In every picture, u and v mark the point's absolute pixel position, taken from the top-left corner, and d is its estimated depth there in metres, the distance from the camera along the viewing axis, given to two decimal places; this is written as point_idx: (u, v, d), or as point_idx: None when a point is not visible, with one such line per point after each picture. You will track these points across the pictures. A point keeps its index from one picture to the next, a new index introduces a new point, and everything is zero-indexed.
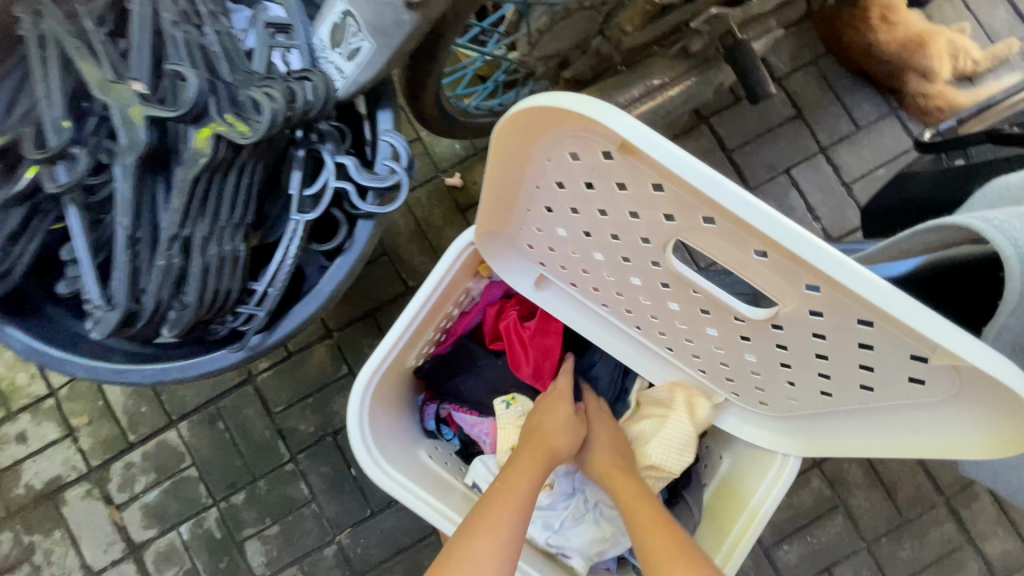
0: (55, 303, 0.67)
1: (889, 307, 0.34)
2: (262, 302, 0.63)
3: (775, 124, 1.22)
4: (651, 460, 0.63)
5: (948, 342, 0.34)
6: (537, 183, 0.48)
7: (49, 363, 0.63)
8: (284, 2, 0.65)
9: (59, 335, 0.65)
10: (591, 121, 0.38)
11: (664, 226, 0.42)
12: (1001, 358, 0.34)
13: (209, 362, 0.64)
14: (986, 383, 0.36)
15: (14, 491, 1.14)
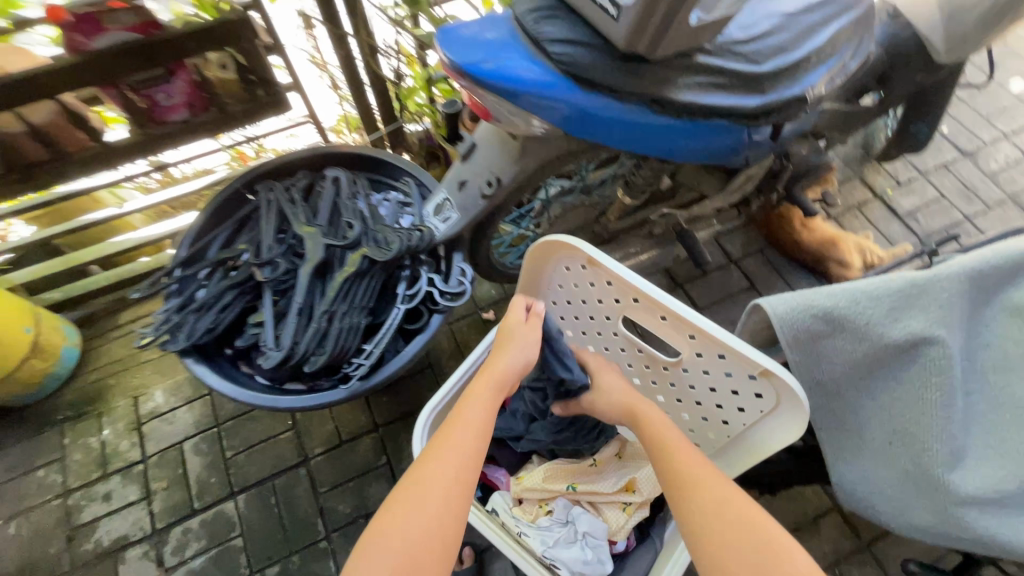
0: (224, 354, 1.02)
1: (725, 340, 0.64)
2: (368, 357, 0.97)
3: (734, 291, 1.61)
4: (626, 506, 0.83)
5: (759, 360, 0.63)
6: (548, 286, 0.84)
7: (215, 387, 0.94)
8: (408, 190, 1.11)
9: (226, 372, 0.98)
10: (572, 247, 0.74)
11: (616, 305, 0.76)
12: (787, 370, 0.62)
13: (319, 398, 0.93)
14: (788, 391, 0.64)
15: (84, 546, 1.32)
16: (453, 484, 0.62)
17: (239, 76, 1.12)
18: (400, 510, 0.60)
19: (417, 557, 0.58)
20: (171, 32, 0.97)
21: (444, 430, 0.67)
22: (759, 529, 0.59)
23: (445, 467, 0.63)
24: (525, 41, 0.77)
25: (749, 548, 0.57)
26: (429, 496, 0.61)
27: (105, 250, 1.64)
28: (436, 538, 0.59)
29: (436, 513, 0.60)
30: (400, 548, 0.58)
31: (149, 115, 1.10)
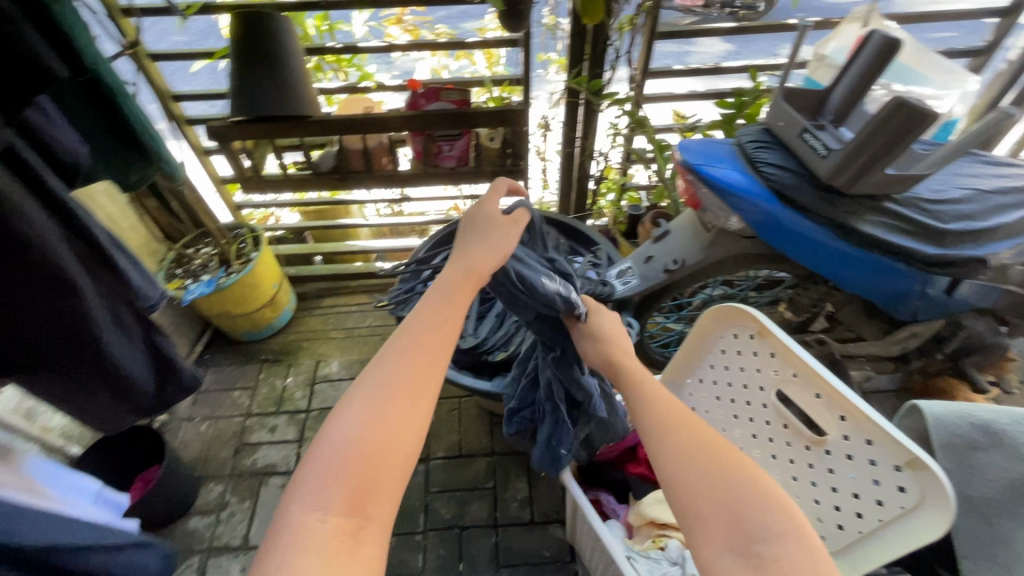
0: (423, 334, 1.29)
1: (879, 421, 0.72)
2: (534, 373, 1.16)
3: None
4: None
5: (911, 448, 0.68)
6: (711, 349, 0.99)
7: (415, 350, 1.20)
8: (599, 254, 1.35)
9: None
10: (748, 315, 0.89)
11: (773, 377, 0.88)
12: (940, 465, 0.66)
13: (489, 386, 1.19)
14: (935, 488, 0.67)
15: (245, 460, 1.61)
16: (411, 388, 0.60)
17: (500, 147, 1.52)
18: (359, 416, 0.57)
19: (380, 460, 0.55)
20: (475, 109, 1.38)
21: (403, 334, 0.65)
22: (720, 462, 0.60)
23: (408, 373, 0.61)
24: (744, 164, 1.01)
25: (706, 476, 0.59)
26: (392, 402, 0.58)
27: (338, 247, 2.08)
28: (394, 443, 0.56)
29: (398, 419, 0.57)
30: (359, 457, 0.54)
31: (432, 159, 1.51)
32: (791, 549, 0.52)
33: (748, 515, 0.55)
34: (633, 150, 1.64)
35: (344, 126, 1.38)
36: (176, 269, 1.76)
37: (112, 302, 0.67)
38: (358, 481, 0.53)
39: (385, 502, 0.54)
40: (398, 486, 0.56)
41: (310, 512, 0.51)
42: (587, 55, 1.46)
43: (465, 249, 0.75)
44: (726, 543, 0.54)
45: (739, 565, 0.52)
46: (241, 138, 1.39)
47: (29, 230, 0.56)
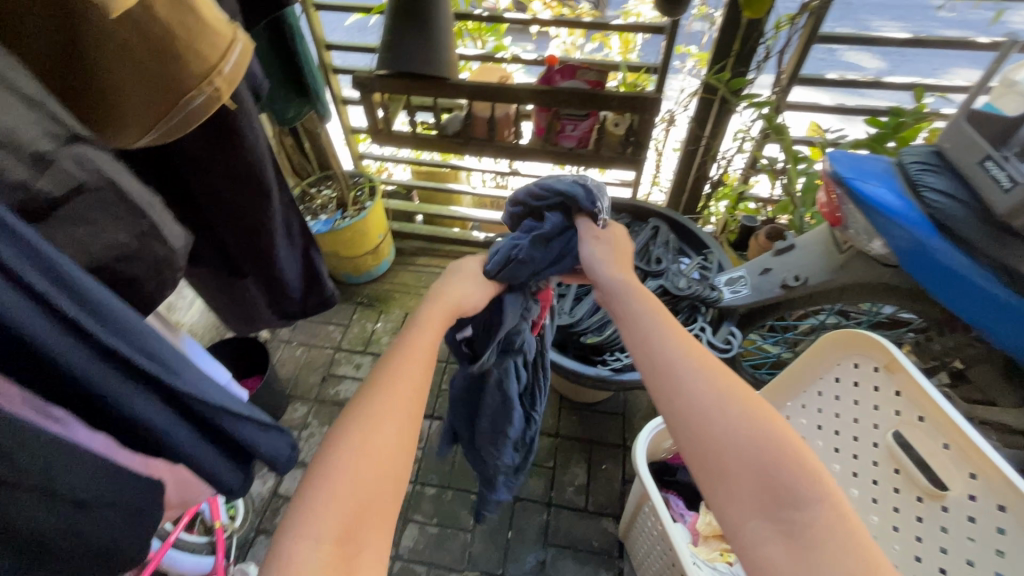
0: None
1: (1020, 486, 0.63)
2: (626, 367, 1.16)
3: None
4: None
5: None
6: (824, 376, 0.93)
7: None
8: (708, 257, 1.30)
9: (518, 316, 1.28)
10: (874, 347, 0.82)
11: (893, 417, 0.81)
12: None
13: (576, 367, 1.21)
14: None
15: (330, 389, 1.74)
16: (394, 415, 0.56)
17: (623, 134, 1.50)
18: (344, 442, 0.53)
19: (369, 488, 0.52)
20: (608, 92, 1.36)
21: (387, 360, 0.62)
22: (736, 426, 0.55)
23: (390, 394, 0.58)
24: (903, 187, 0.93)
25: (745, 443, 0.54)
26: (378, 428, 0.55)
27: (442, 211, 2.16)
28: (382, 467, 0.53)
29: (384, 443, 0.54)
30: (349, 486, 0.51)
31: (554, 136, 1.52)
32: (825, 516, 0.49)
33: (778, 480, 0.51)
34: (760, 158, 1.55)
35: (478, 92, 1.41)
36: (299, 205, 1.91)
37: (287, 209, 0.65)
38: (352, 510, 0.50)
39: (377, 531, 0.51)
40: (389, 517, 0.53)
41: (299, 543, 0.47)
42: (734, 51, 1.39)
43: (438, 294, 0.74)
44: (758, 508, 0.51)
45: (771, 529, 0.50)
46: (382, 91, 1.47)
47: (252, 138, 0.52)
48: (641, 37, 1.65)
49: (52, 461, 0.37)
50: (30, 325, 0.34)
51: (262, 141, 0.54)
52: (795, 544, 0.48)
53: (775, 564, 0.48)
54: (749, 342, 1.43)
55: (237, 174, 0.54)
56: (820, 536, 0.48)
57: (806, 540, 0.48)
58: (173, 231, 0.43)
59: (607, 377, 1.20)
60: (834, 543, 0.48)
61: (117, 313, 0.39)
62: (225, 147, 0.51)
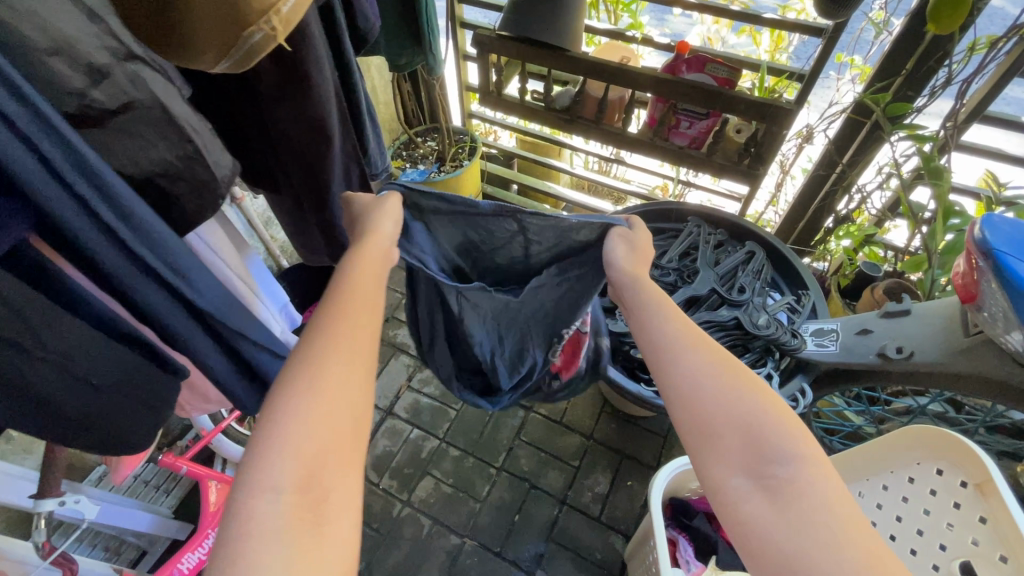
0: None
1: None
2: None
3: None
4: None
5: None
6: (895, 471, 0.77)
7: None
8: (802, 299, 1.15)
9: None
10: (972, 460, 0.67)
11: (968, 545, 0.66)
12: None
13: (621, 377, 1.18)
14: None
15: (389, 330, 1.82)
16: (336, 359, 0.55)
17: (744, 142, 1.34)
18: (292, 400, 0.51)
19: (323, 438, 0.50)
20: (737, 92, 1.22)
21: (330, 305, 0.59)
22: (727, 395, 0.64)
23: (334, 342, 0.56)
24: None
25: (735, 416, 0.63)
26: (323, 374, 0.53)
27: (537, 184, 2.12)
28: (332, 411, 0.51)
29: (331, 390, 0.53)
30: (303, 435, 0.50)
31: (665, 130, 1.40)
32: (805, 473, 0.59)
33: (766, 442, 0.61)
34: (904, 200, 1.33)
35: (595, 69, 1.33)
36: (403, 150, 1.97)
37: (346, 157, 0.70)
38: (308, 458, 0.49)
39: (342, 473, 0.50)
40: (357, 457, 0.52)
41: (258, 498, 0.46)
42: (905, 71, 1.18)
43: (366, 230, 0.68)
44: (742, 470, 0.60)
45: (756, 487, 0.59)
46: (501, 53, 1.44)
47: (318, 81, 0.55)
48: (797, 37, 1.45)
49: (75, 349, 0.41)
50: (73, 222, 0.37)
51: (329, 84, 0.56)
52: (777, 497, 0.57)
53: (762, 518, 0.58)
54: (825, 403, 1.27)
55: (303, 111, 0.56)
56: (800, 495, 0.57)
57: (784, 496, 0.57)
58: (219, 161, 0.45)
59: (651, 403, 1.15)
60: (813, 506, 0.56)
61: (153, 228, 0.42)
62: (291, 85, 0.54)
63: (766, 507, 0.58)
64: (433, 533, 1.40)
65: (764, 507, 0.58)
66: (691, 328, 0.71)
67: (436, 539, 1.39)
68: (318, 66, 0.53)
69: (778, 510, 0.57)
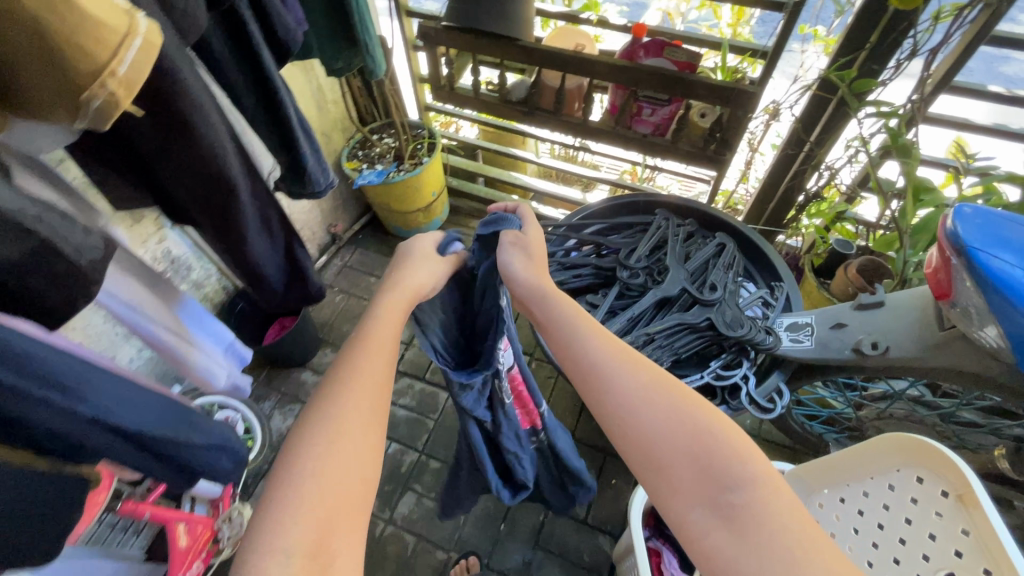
0: None
1: None
2: None
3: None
4: None
5: None
6: (876, 477, 0.75)
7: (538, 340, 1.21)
8: (776, 292, 1.11)
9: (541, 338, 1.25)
10: (955, 471, 0.65)
11: (951, 556, 0.65)
12: None
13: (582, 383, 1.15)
14: None
15: None
16: (353, 418, 0.60)
17: (708, 128, 1.29)
18: (309, 457, 0.56)
19: (332, 497, 0.54)
20: (698, 77, 1.16)
21: (342, 366, 0.65)
22: (674, 420, 0.64)
23: (347, 400, 0.61)
24: None
25: (686, 439, 0.63)
26: (338, 439, 0.58)
27: (503, 176, 2.05)
28: (345, 471, 0.56)
29: (344, 449, 0.57)
30: (315, 496, 0.53)
31: (627, 118, 1.34)
32: (758, 499, 0.57)
33: (716, 468, 0.60)
34: (874, 177, 1.29)
35: (550, 59, 1.25)
36: (358, 150, 1.87)
37: (262, 200, 0.66)
38: (321, 517, 0.52)
39: (348, 533, 0.53)
40: (361, 520, 0.55)
41: (271, 558, 0.48)
42: (869, 45, 1.13)
43: (393, 283, 0.79)
44: (699, 498, 0.59)
45: (713, 517, 0.57)
46: (449, 46, 1.35)
47: (203, 133, 0.51)
48: (759, 11, 1.38)
49: None
50: None
51: (217, 133, 0.53)
52: (730, 521, 0.56)
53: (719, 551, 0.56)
54: (804, 392, 1.25)
55: (195, 161, 0.54)
56: (757, 516, 0.56)
57: (743, 524, 0.56)
58: None
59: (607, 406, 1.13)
60: (771, 524, 0.55)
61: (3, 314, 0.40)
62: (174, 139, 0.51)
63: (728, 537, 0.56)
64: (418, 550, 1.37)
65: (724, 535, 0.56)
66: (625, 349, 0.74)
67: (421, 556, 1.36)
68: (200, 114, 0.50)
69: (739, 538, 0.55)
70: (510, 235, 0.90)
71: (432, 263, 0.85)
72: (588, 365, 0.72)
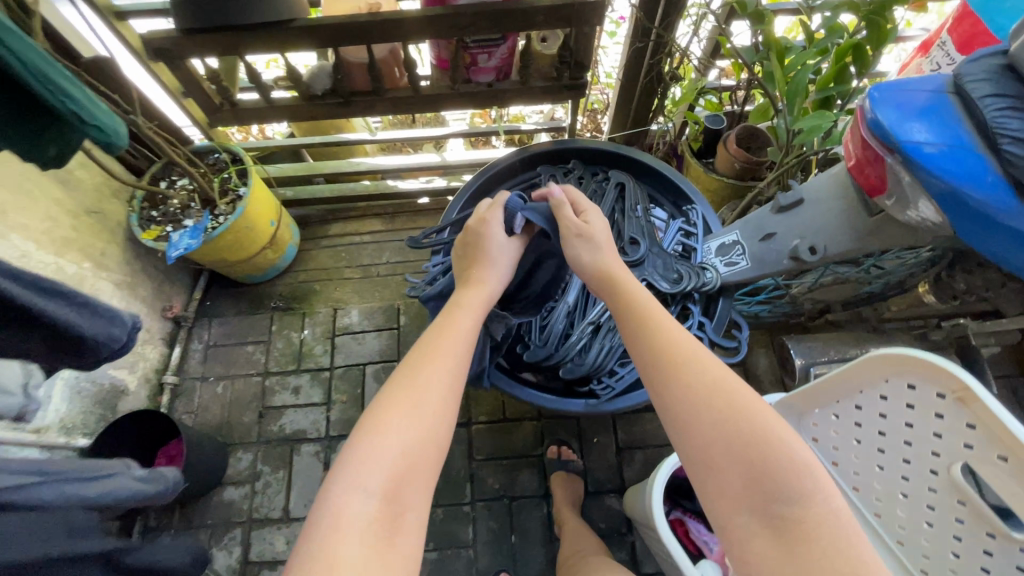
0: None
1: None
2: (622, 379, 0.93)
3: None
4: None
5: None
6: (864, 390, 0.75)
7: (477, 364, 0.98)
8: (691, 219, 1.05)
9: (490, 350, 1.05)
10: (948, 377, 0.63)
11: (962, 449, 0.65)
12: None
13: (532, 397, 0.93)
14: None
15: (271, 426, 1.48)
16: (438, 399, 0.68)
17: (556, 54, 1.10)
18: (392, 421, 0.64)
19: (411, 463, 0.63)
20: (527, 3, 0.94)
21: (427, 351, 0.73)
22: (740, 419, 0.60)
23: (426, 375, 0.70)
24: (965, 125, 0.64)
25: (739, 446, 0.59)
26: (419, 408, 0.66)
27: (341, 167, 1.71)
28: (425, 449, 0.64)
29: (427, 428, 0.65)
30: (394, 455, 0.62)
31: (464, 72, 1.10)
32: (816, 514, 0.55)
33: (770, 475, 0.57)
34: (727, 47, 1.21)
35: (343, 32, 0.96)
36: (151, 211, 1.43)
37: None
38: (399, 478, 0.61)
39: (418, 494, 0.62)
40: (430, 480, 0.64)
41: (354, 493, 0.59)
42: None
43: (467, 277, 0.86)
44: (746, 503, 0.57)
45: (759, 525, 0.56)
46: (194, 54, 0.98)
47: None
48: None
49: None
50: None
51: None
52: (769, 524, 0.55)
53: (763, 555, 0.54)
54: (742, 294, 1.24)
55: None
56: (802, 528, 0.54)
57: (794, 534, 0.54)
58: None
59: (553, 409, 0.91)
60: (817, 535, 0.53)
61: None
62: None
63: (775, 550, 0.54)
64: None
65: (772, 549, 0.54)
66: (693, 344, 0.69)
67: None
68: None
69: (786, 551, 0.54)
70: (575, 227, 0.87)
71: (502, 252, 0.88)
72: (653, 345, 0.70)
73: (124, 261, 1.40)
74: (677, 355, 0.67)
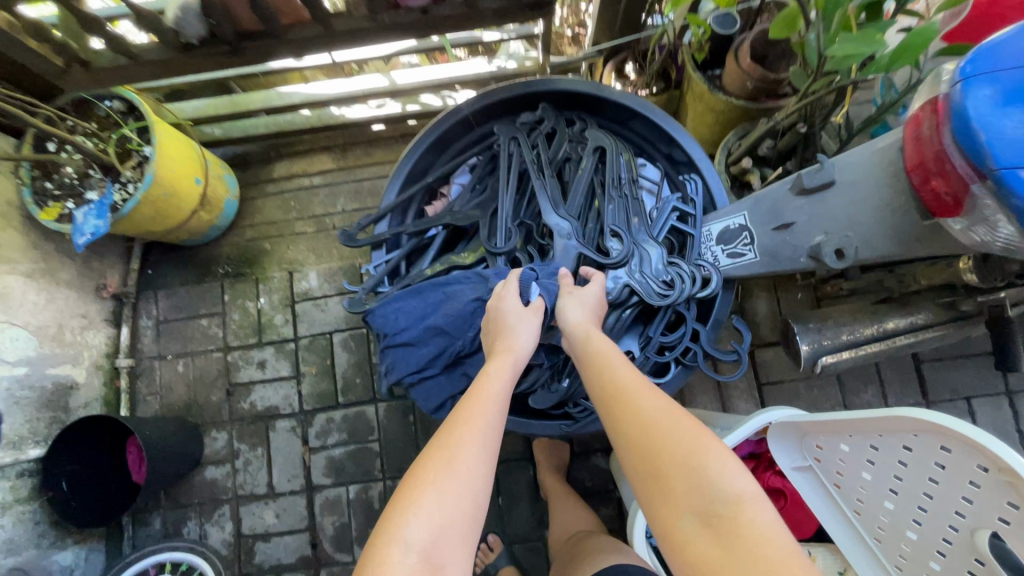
0: None
1: None
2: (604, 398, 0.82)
3: (983, 351, 1.25)
4: None
5: None
6: (886, 435, 0.64)
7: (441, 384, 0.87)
8: (688, 192, 0.85)
9: None
10: (991, 450, 0.54)
11: (994, 521, 0.57)
12: None
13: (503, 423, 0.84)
14: None
15: (241, 403, 1.41)
16: (480, 444, 0.59)
17: None
18: (428, 469, 0.56)
19: (453, 517, 0.53)
20: None
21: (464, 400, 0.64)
22: (660, 427, 0.57)
23: (461, 421, 0.60)
24: None
25: (670, 453, 0.55)
26: (458, 458, 0.57)
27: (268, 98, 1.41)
28: (463, 496, 0.55)
29: (468, 477, 0.56)
30: (436, 507, 0.53)
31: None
32: (754, 511, 0.50)
33: (699, 476, 0.52)
34: None
35: None
36: (45, 182, 1.19)
37: None
38: (437, 527, 0.52)
39: (461, 550, 0.52)
40: (473, 538, 0.54)
41: (393, 547, 0.50)
42: None
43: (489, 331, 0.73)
44: (687, 509, 0.52)
45: (700, 528, 0.51)
46: None
47: None
48: None
49: None
50: None
51: None
52: (711, 527, 0.50)
53: (709, 559, 0.49)
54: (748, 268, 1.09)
55: None
56: (741, 525, 0.49)
57: (726, 527, 0.49)
58: None
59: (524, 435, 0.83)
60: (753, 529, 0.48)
61: None
62: None
63: (715, 551, 0.49)
64: None
65: (710, 548, 0.49)
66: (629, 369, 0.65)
67: None
68: None
69: (723, 549, 0.48)
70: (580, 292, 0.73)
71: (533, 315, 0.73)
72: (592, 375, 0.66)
73: (31, 247, 1.21)
74: (613, 384, 0.63)
